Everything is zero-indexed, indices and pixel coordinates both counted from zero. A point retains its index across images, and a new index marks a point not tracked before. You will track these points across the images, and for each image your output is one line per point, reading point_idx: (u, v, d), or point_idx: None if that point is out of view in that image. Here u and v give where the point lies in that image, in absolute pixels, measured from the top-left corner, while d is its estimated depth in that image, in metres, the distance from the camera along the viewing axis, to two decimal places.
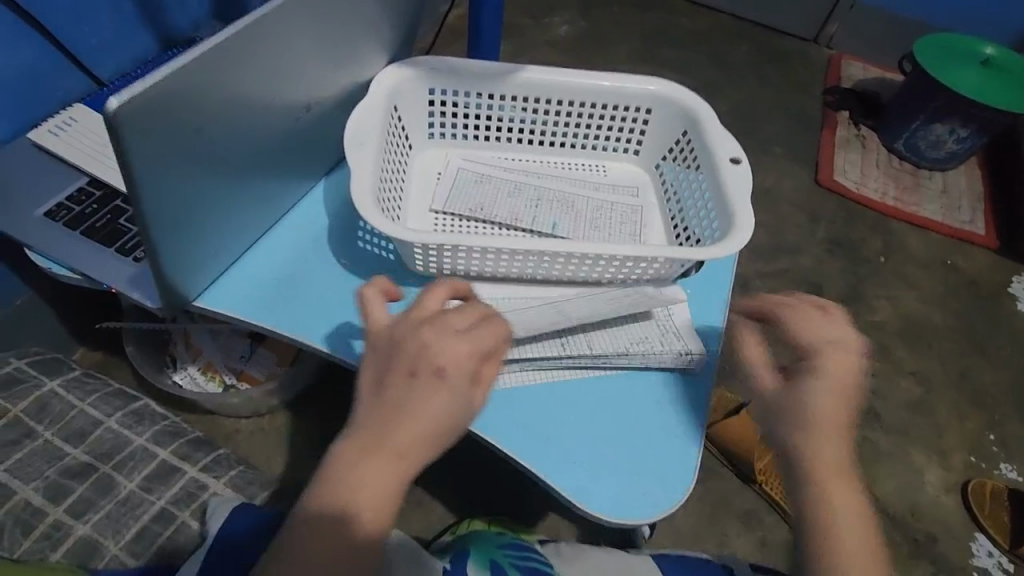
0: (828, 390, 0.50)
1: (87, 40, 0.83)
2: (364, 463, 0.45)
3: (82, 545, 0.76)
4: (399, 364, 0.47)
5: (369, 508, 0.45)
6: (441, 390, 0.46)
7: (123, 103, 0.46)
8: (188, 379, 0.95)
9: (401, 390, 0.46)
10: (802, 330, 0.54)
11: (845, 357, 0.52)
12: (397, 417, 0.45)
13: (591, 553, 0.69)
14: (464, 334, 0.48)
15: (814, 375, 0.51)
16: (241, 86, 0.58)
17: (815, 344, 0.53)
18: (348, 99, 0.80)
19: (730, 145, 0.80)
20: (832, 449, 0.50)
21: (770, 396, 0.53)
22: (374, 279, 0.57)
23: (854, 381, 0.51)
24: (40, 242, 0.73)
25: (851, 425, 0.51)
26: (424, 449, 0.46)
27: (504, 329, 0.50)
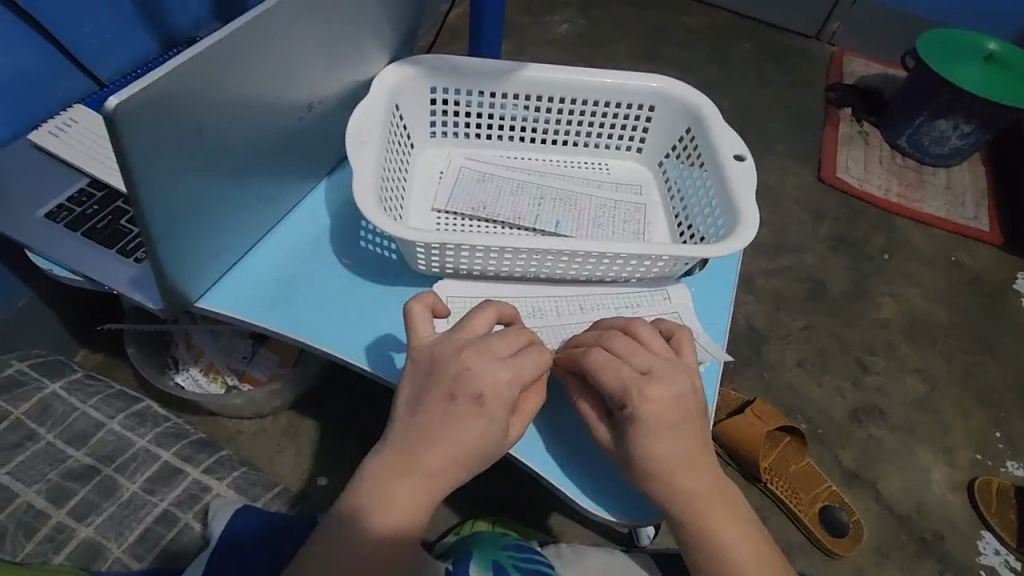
0: (654, 436, 0.53)
1: (87, 40, 0.82)
2: (401, 476, 0.49)
3: (85, 548, 0.76)
4: (441, 387, 0.51)
5: (401, 517, 0.49)
6: (478, 415, 0.50)
7: (122, 101, 0.45)
8: (190, 380, 0.95)
9: (439, 412, 0.50)
10: (606, 381, 0.55)
11: (658, 386, 0.54)
12: (436, 436, 0.50)
13: (594, 556, 0.68)
14: (505, 361, 0.52)
15: (636, 427, 0.53)
16: (242, 87, 0.58)
17: (624, 388, 0.54)
18: (350, 97, 0.79)
19: (735, 142, 0.80)
20: (686, 478, 0.53)
21: (613, 454, 0.56)
22: (421, 294, 0.59)
23: (676, 413, 0.54)
24: (41, 244, 0.72)
25: (684, 450, 0.54)
26: (459, 467, 0.50)
27: (545, 360, 0.54)
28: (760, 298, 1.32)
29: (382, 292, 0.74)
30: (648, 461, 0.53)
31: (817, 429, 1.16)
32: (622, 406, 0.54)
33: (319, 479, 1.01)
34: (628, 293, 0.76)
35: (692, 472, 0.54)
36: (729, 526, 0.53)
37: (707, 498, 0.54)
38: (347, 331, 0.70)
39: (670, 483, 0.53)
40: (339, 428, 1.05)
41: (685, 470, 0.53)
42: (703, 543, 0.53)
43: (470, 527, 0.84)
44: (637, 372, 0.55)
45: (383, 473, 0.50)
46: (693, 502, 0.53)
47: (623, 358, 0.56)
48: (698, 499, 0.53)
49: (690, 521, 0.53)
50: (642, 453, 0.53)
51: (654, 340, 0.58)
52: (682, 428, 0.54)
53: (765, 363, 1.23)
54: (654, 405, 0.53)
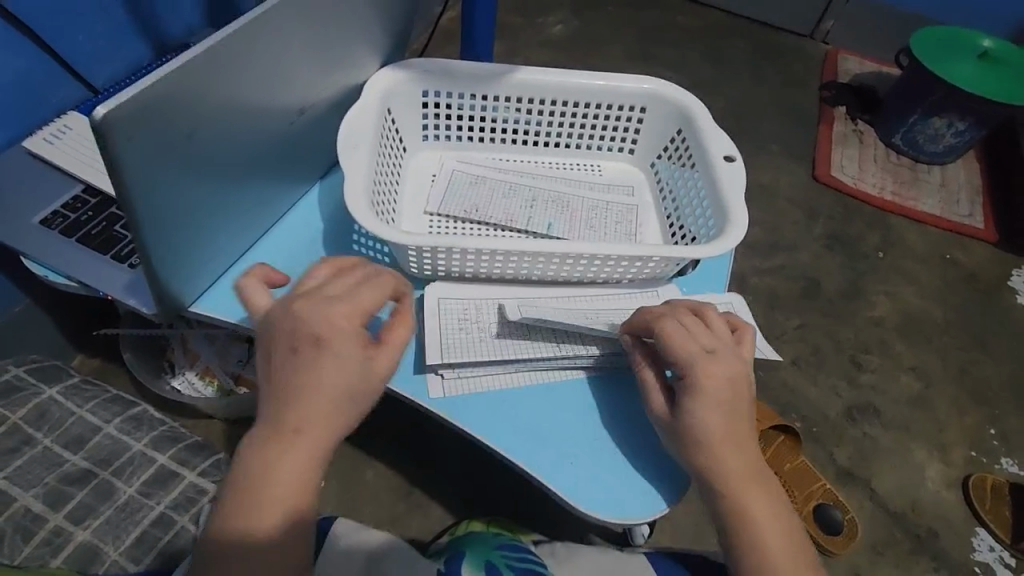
0: (711, 409, 0.54)
1: (80, 47, 0.82)
2: (270, 445, 0.48)
3: (83, 551, 0.77)
4: (282, 341, 0.49)
5: (288, 484, 0.48)
6: (326, 358, 0.48)
7: (111, 109, 0.46)
8: (187, 385, 0.96)
9: (286, 367, 0.49)
10: (674, 348, 0.57)
11: (722, 364, 0.56)
12: (293, 394, 0.48)
13: (587, 554, 0.69)
14: (338, 298, 0.50)
15: (695, 398, 0.55)
16: (233, 93, 0.58)
17: (689, 361, 0.56)
18: (342, 102, 0.80)
19: (725, 143, 0.80)
20: (733, 455, 0.54)
21: (664, 423, 0.58)
22: (254, 268, 0.57)
23: (734, 392, 0.55)
24: (35, 251, 0.73)
25: (734, 426, 0.55)
26: (331, 419, 0.49)
27: (383, 291, 0.53)
28: (754, 297, 1.32)
29: None
30: (702, 432, 0.54)
31: (811, 428, 1.16)
32: (683, 378, 0.56)
33: None
34: (618, 292, 0.76)
35: (739, 451, 0.55)
36: (765, 510, 0.54)
37: (748, 479, 0.54)
38: None
39: (718, 456, 0.54)
40: None
41: (733, 447, 0.54)
42: (737, 520, 0.53)
43: (465, 528, 0.85)
44: (703, 349, 0.56)
45: (259, 447, 0.48)
46: (735, 479, 0.54)
47: (693, 334, 0.58)
48: (740, 477, 0.54)
49: (728, 497, 0.54)
50: (699, 422, 0.54)
51: (718, 325, 0.59)
52: (735, 409, 0.55)
53: (760, 362, 1.23)
54: (715, 380, 0.55)
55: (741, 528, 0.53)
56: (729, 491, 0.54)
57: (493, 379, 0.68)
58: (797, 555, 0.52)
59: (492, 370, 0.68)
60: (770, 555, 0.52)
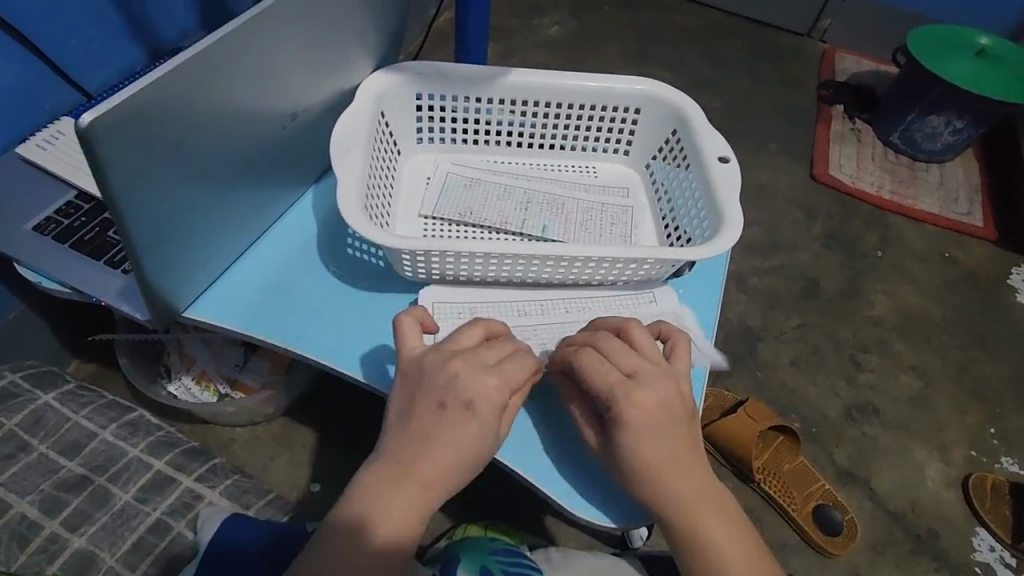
0: (641, 439, 0.53)
1: (73, 52, 0.82)
2: (398, 484, 0.50)
3: (78, 558, 0.77)
4: (431, 396, 0.52)
5: (399, 523, 0.50)
6: (471, 421, 0.52)
7: (98, 116, 0.45)
8: (183, 390, 0.95)
9: (433, 420, 0.52)
10: (594, 381, 0.55)
11: (646, 389, 0.54)
12: (429, 443, 0.51)
13: (583, 558, 0.69)
14: (493, 368, 0.54)
15: (623, 432, 0.53)
16: (222, 99, 0.58)
17: (611, 393, 0.54)
18: (335, 106, 0.80)
19: (719, 144, 0.80)
20: (675, 479, 0.53)
21: (601, 456, 0.57)
22: (411, 308, 0.61)
23: (666, 414, 0.54)
24: (29, 257, 0.73)
25: (670, 450, 0.54)
26: (454, 473, 0.51)
27: (531, 364, 0.56)
28: (753, 297, 1.32)
29: (368, 297, 0.74)
30: (638, 465, 0.53)
31: (810, 428, 1.16)
32: (609, 409, 0.55)
33: (314, 485, 1.01)
34: (613, 294, 0.76)
35: (681, 475, 0.53)
36: (720, 529, 0.53)
37: (697, 501, 0.53)
38: (338, 339, 0.70)
39: (659, 485, 0.53)
40: (332, 434, 1.05)
41: (673, 472, 0.53)
42: (691, 546, 0.53)
43: (462, 532, 0.85)
44: (623, 376, 0.55)
45: (379, 482, 0.51)
46: (681, 506, 0.53)
47: (611, 360, 0.56)
48: (687, 502, 0.53)
49: (680, 524, 0.53)
50: (631, 455, 0.53)
51: (646, 343, 0.58)
52: (669, 431, 0.54)
53: (759, 362, 1.23)
54: (640, 408, 0.53)
55: (693, 553, 0.52)
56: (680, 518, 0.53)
57: None
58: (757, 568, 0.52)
59: None
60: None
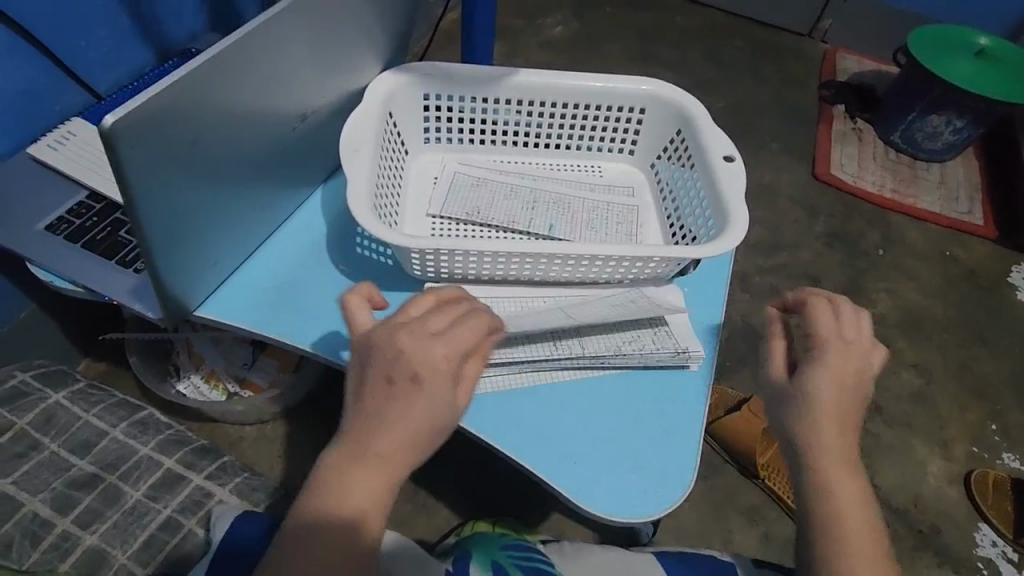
0: (831, 380, 0.55)
1: (83, 53, 0.83)
2: (352, 463, 0.49)
3: (90, 556, 0.78)
4: (379, 371, 0.51)
5: (358, 503, 0.49)
6: (419, 395, 0.50)
7: (118, 118, 0.46)
8: (192, 389, 0.96)
9: (381, 396, 0.50)
10: (819, 324, 0.58)
11: (849, 351, 0.56)
12: (380, 420, 0.50)
13: (594, 553, 0.69)
14: (441, 336, 0.52)
15: (819, 367, 0.55)
16: (232, 101, 0.58)
17: (824, 337, 0.57)
18: (343, 107, 0.81)
19: (724, 143, 0.81)
20: (838, 433, 0.54)
21: (779, 387, 0.57)
22: (356, 286, 0.60)
23: (853, 377, 0.55)
24: (41, 256, 0.73)
25: (849, 412, 0.55)
26: (409, 449, 0.50)
27: (482, 327, 0.54)
28: (756, 296, 1.33)
29: None
30: (816, 400, 0.54)
31: None
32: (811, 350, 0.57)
33: None
34: (617, 293, 0.76)
35: (846, 432, 0.54)
36: (852, 495, 0.53)
37: (840, 461, 0.54)
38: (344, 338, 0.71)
39: (826, 426, 0.54)
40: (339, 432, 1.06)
41: (837, 423, 0.54)
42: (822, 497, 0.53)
43: (470, 529, 0.86)
44: (839, 336, 0.57)
45: (337, 465, 0.50)
46: (833, 455, 0.53)
47: (840, 323, 0.58)
48: (836, 455, 0.54)
49: (817, 467, 0.53)
50: (815, 389, 0.55)
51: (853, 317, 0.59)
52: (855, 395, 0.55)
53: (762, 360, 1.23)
54: (843, 360, 0.56)
55: (820, 498, 0.53)
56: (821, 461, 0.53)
57: (494, 380, 0.68)
58: (875, 545, 0.51)
59: (493, 371, 0.69)
60: (846, 538, 0.51)
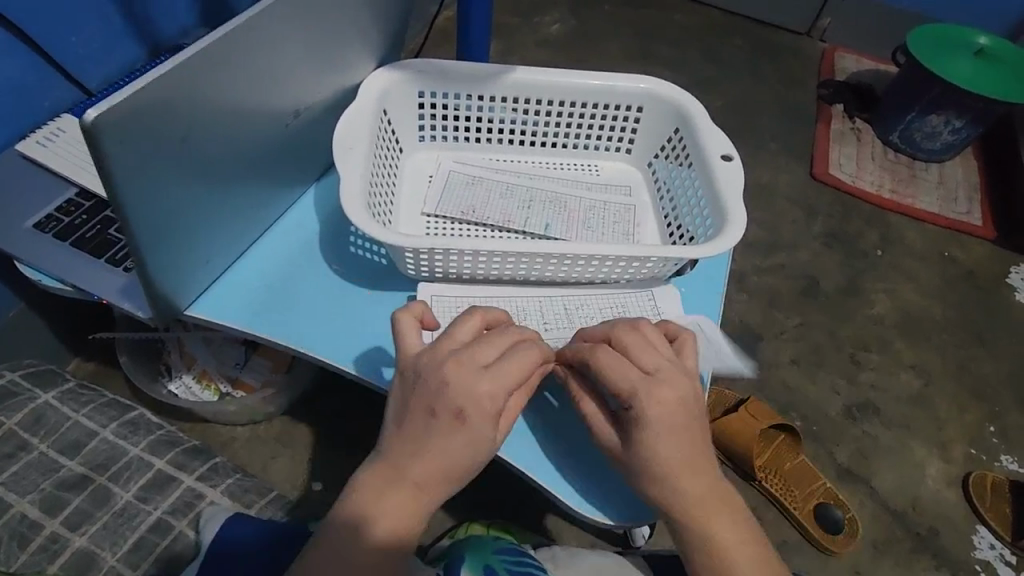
0: (657, 440, 0.52)
1: (73, 49, 0.82)
2: (389, 487, 0.50)
3: (79, 558, 0.77)
4: (423, 401, 0.51)
5: (390, 524, 0.50)
6: (461, 430, 0.50)
7: (102, 113, 0.45)
8: (183, 388, 0.95)
9: (424, 426, 0.51)
10: (614, 377, 0.54)
11: (666, 386, 0.53)
12: (420, 450, 0.50)
13: (587, 557, 0.68)
14: (489, 369, 0.52)
15: (644, 427, 0.52)
16: (223, 97, 0.57)
17: (630, 389, 0.53)
18: (337, 104, 0.79)
19: (723, 142, 0.80)
20: (692, 481, 0.53)
21: (616, 457, 0.55)
22: (410, 304, 0.60)
23: (683, 413, 0.53)
24: (29, 255, 0.72)
25: (686, 449, 0.53)
26: (445, 480, 0.51)
27: (532, 361, 0.53)
28: (754, 296, 1.32)
29: (368, 296, 0.74)
30: (653, 465, 0.53)
31: (811, 426, 1.16)
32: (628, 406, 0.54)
33: (314, 484, 1.01)
34: (614, 293, 0.75)
35: (695, 479, 0.53)
36: (730, 535, 0.53)
37: (705, 508, 0.53)
38: (342, 339, 0.70)
39: (674, 486, 0.53)
40: (333, 432, 1.05)
41: (685, 476, 0.53)
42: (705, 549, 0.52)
43: (464, 532, 0.86)
44: (645, 373, 0.54)
45: (371, 488, 0.51)
46: (692, 510, 0.53)
47: (631, 358, 0.55)
48: (696, 508, 0.53)
49: (691, 524, 0.53)
50: (648, 455, 0.53)
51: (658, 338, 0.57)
52: (686, 430, 0.53)
53: (759, 361, 1.23)
54: (661, 405, 0.52)
55: (704, 558, 0.52)
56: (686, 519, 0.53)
57: None
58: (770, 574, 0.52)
59: None
60: None
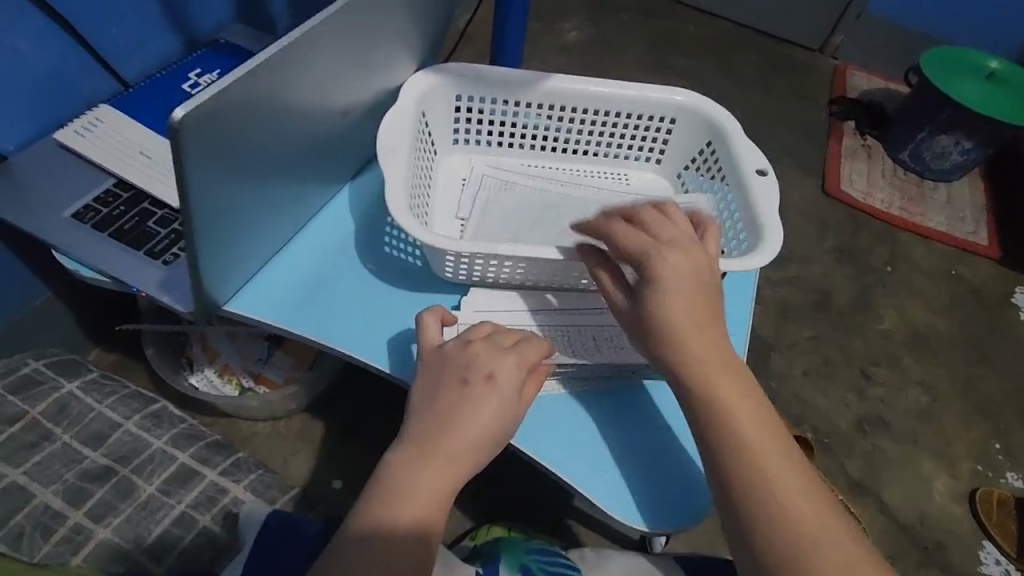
0: (669, 296, 0.56)
1: (113, 40, 0.82)
2: (422, 460, 0.54)
3: (103, 549, 0.76)
4: (453, 374, 0.58)
5: (424, 499, 0.53)
6: (492, 396, 0.57)
7: (188, 111, 0.47)
8: (205, 382, 0.95)
9: (454, 397, 0.57)
10: (631, 241, 0.59)
11: (678, 254, 0.58)
12: (455, 420, 0.56)
13: (617, 559, 0.69)
14: (510, 349, 0.61)
15: (655, 289, 0.56)
16: (284, 98, 0.58)
17: (645, 251, 0.58)
18: (378, 105, 0.80)
19: (757, 157, 0.81)
20: (696, 345, 0.55)
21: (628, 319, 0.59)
22: (433, 305, 0.66)
23: (690, 278, 0.57)
24: (67, 245, 0.72)
25: (693, 312, 0.56)
26: (475, 450, 0.56)
27: (542, 348, 0.63)
28: (766, 308, 1.34)
29: (403, 296, 0.75)
30: (664, 325, 0.56)
31: (823, 438, 1.18)
32: (641, 270, 0.58)
33: (334, 481, 1.01)
34: None
35: (701, 342, 0.56)
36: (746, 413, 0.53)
37: (721, 375, 0.55)
38: (380, 339, 0.71)
39: (679, 346, 0.55)
40: (353, 431, 1.05)
41: (693, 330, 0.56)
42: (726, 434, 0.52)
43: (485, 533, 0.87)
44: (656, 240, 0.59)
45: (402, 463, 0.54)
46: (700, 374, 0.55)
47: (650, 228, 0.60)
48: (705, 373, 0.55)
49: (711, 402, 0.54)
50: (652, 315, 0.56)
51: (682, 221, 0.61)
52: (695, 294, 0.57)
53: (772, 372, 1.25)
54: (671, 268, 0.57)
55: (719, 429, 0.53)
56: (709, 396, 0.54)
57: None
58: (792, 466, 0.51)
59: None
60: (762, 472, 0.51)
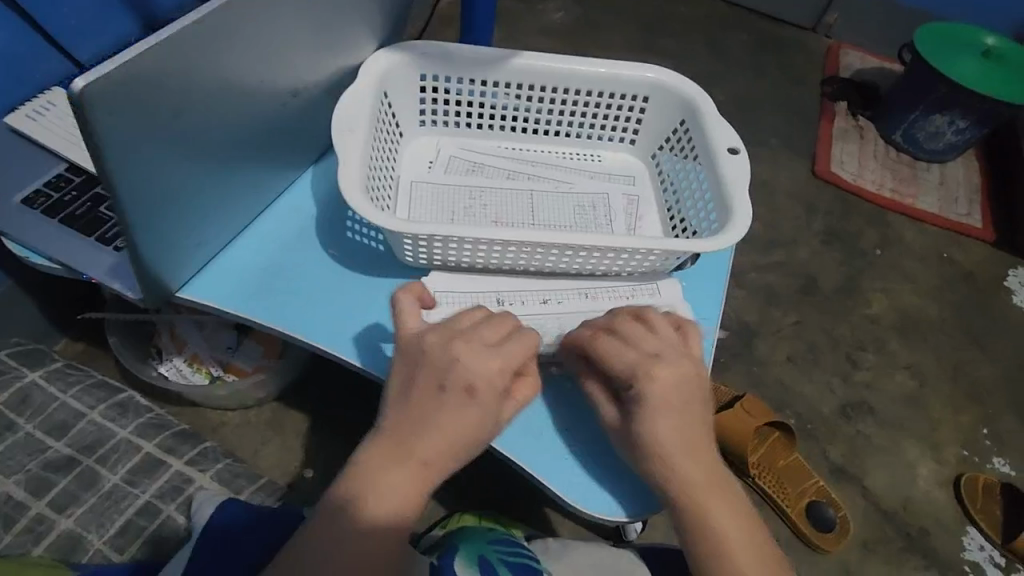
0: (657, 417, 0.52)
1: (65, 21, 0.79)
2: (393, 462, 0.52)
3: (64, 540, 0.75)
4: (431, 376, 0.54)
5: (393, 501, 0.51)
6: (471, 405, 0.53)
7: (90, 82, 0.43)
8: (174, 371, 0.94)
9: (432, 403, 0.53)
10: (618, 360, 0.55)
11: (668, 369, 0.54)
12: (430, 425, 0.53)
13: (579, 548, 0.68)
14: (495, 349, 0.55)
15: (644, 408, 0.53)
16: (216, 72, 0.55)
17: (635, 372, 0.54)
18: (337, 85, 0.78)
19: (730, 134, 0.78)
20: (687, 462, 0.52)
21: (620, 437, 0.55)
22: (409, 282, 0.62)
23: (683, 396, 0.53)
24: (15, 230, 0.70)
25: (685, 434, 0.53)
26: (451, 453, 0.53)
27: (532, 343, 0.56)
28: (751, 293, 1.32)
29: (365, 283, 0.72)
30: (653, 446, 0.52)
31: (805, 424, 1.16)
32: (631, 389, 0.54)
33: (306, 471, 1.00)
34: (618, 285, 0.75)
35: (693, 462, 0.53)
36: (729, 519, 0.52)
37: (710, 491, 0.52)
38: (339, 326, 0.69)
39: (671, 464, 0.52)
40: (326, 420, 1.04)
41: (692, 453, 0.53)
42: (706, 543, 0.51)
43: (455, 521, 0.84)
44: (644, 354, 0.55)
45: (373, 465, 0.52)
46: (692, 492, 0.52)
47: (635, 343, 0.56)
48: (698, 490, 0.52)
49: (696, 520, 0.52)
50: (648, 436, 0.52)
51: (665, 329, 0.57)
52: (685, 411, 0.53)
53: (755, 358, 1.23)
54: (662, 386, 0.53)
55: (710, 556, 0.51)
56: (698, 512, 0.52)
57: None
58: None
59: None
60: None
